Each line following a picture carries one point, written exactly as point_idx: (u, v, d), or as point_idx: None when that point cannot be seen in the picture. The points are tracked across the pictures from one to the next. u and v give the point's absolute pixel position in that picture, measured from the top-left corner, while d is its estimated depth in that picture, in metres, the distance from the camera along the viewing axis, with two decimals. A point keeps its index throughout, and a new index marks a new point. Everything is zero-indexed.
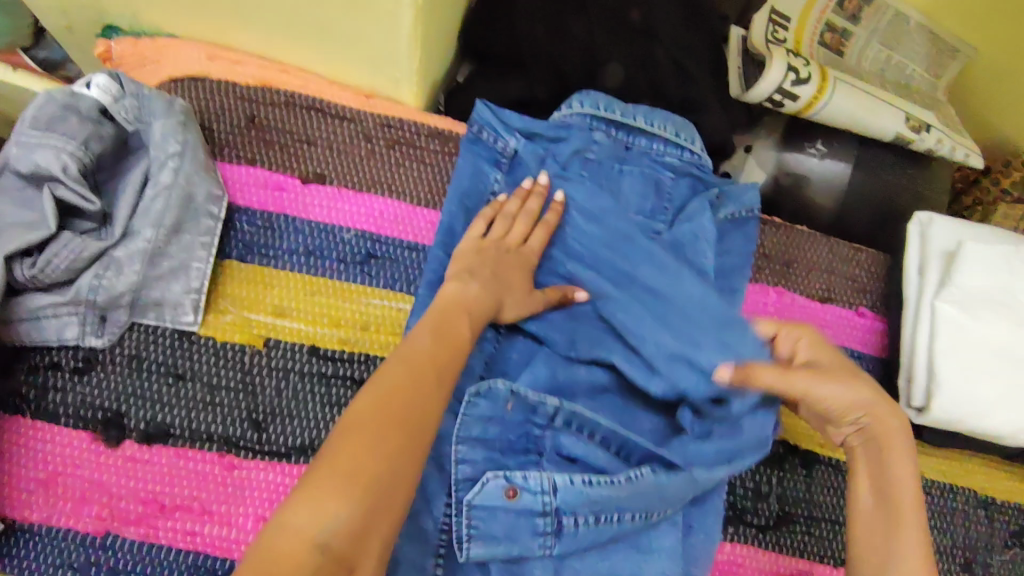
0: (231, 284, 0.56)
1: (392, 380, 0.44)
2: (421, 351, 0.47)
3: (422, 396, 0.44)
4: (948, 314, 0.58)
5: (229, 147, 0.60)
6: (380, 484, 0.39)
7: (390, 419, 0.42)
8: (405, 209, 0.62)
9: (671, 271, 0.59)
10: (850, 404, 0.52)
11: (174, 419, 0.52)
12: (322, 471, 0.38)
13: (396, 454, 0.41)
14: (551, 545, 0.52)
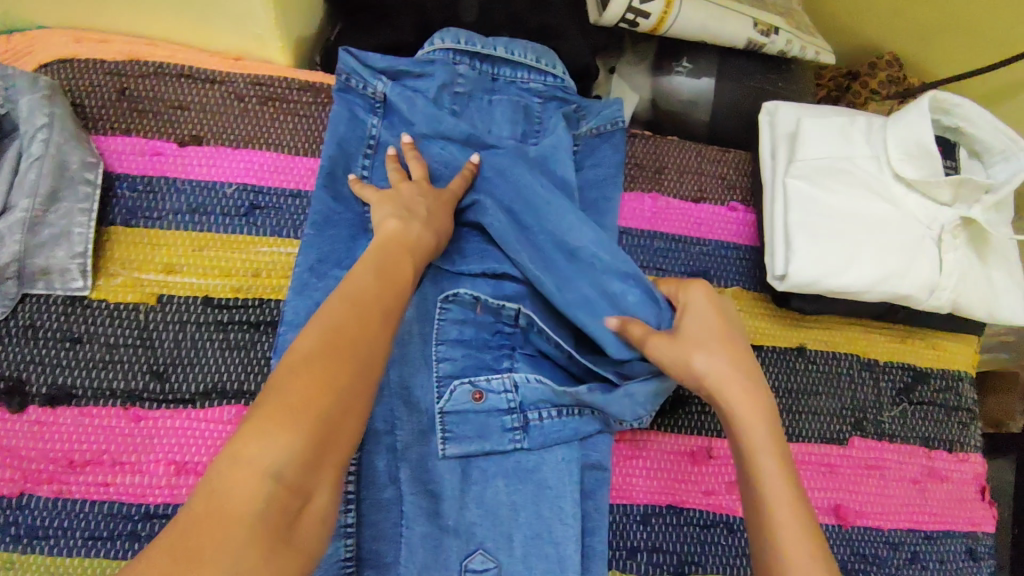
0: (119, 250, 0.60)
1: (340, 323, 0.42)
2: (364, 291, 0.46)
3: (368, 334, 0.43)
4: (797, 188, 0.64)
5: (103, 121, 0.63)
6: (334, 416, 0.39)
7: (344, 356, 0.41)
8: (283, 158, 0.65)
9: (548, 196, 0.63)
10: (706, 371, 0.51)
11: (76, 380, 0.56)
12: (273, 406, 0.37)
13: (353, 388, 0.40)
14: (523, 438, 0.59)
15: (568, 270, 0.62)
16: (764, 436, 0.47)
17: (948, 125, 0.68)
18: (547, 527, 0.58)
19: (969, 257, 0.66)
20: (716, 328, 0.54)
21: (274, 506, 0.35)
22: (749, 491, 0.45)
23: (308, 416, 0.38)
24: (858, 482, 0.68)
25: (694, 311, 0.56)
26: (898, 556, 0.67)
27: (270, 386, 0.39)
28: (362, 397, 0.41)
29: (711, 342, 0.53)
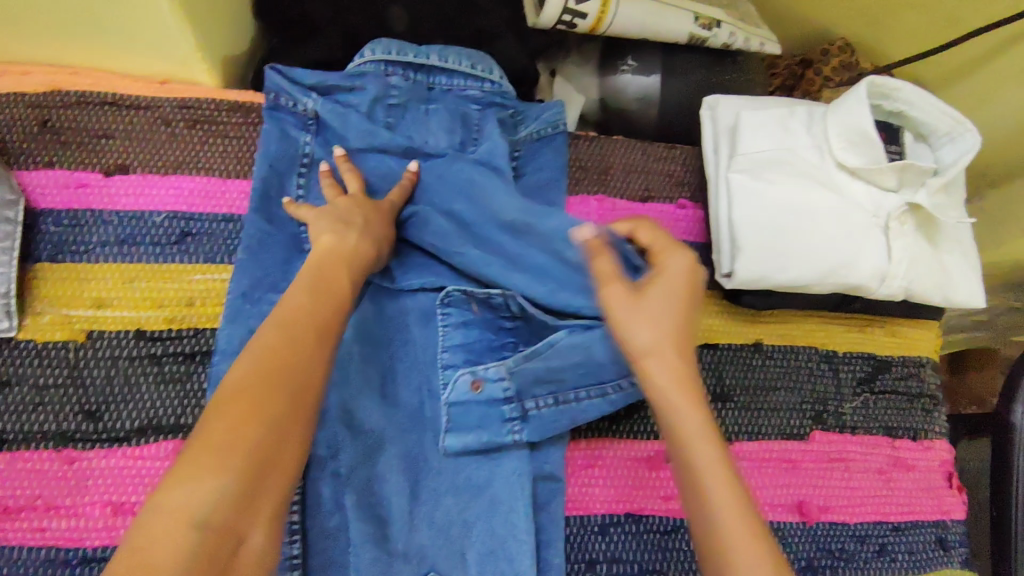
0: (46, 287, 0.58)
1: (269, 353, 0.42)
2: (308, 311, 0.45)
3: (301, 359, 0.42)
4: (742, 184, 0.63)
5: (25, 154, 0.61)
6: (268, 450, 0.38)
7: (276, 384, 0.40)
8: (215, 182, 0.63)
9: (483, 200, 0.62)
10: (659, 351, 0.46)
11: (5, 426, 0.54)
12: (201, 447, 0.37)
13: (286, 418, 0.40)
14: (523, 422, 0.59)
15: (511, 254, 0.62)
16: (700, 429, 0.44)
17: (889, 109, 0.67)
18: (501, 544, 0.56)
19: (920, 242, 0.65)
20: (677, 297, 0.48)
21: (204, 552, 0.35)
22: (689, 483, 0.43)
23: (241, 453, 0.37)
24: (820, 477, 0.67)
25: (666, 274, 0.49)
26: (866, 549, 0.66)
27: (199, 427, 0.38)
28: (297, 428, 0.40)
29: (666, 319, 0.47)
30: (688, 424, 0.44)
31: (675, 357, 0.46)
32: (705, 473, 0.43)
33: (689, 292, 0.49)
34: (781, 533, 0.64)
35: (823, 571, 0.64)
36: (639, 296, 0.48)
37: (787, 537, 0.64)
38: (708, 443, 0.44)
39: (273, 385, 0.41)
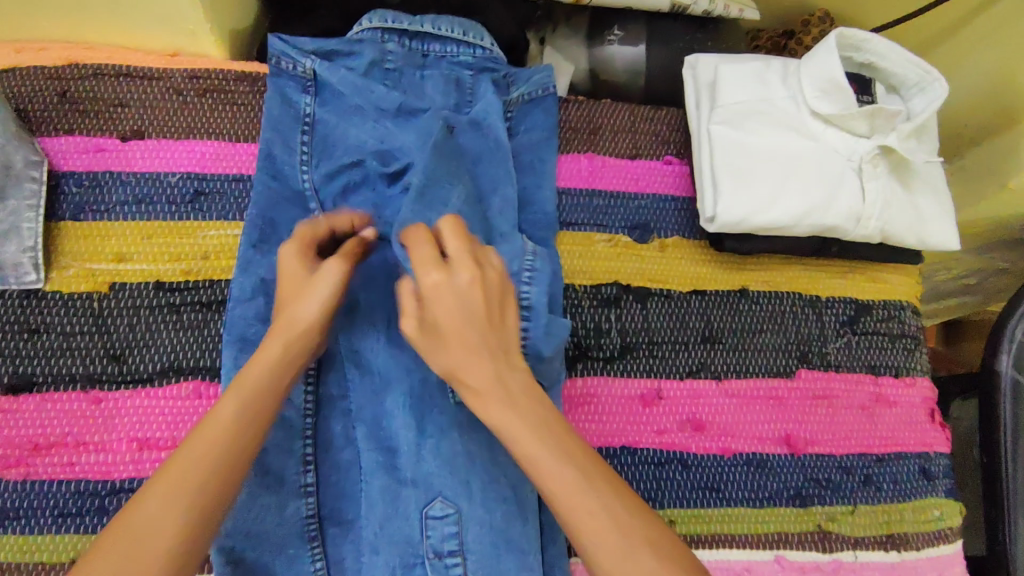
0: (69, 243, 0.61)
1: (196, 451, 0.43)
2: (255, 400, 0.46)
3: (171, 493, 0.41)
4: (720, 132, 0.67)
5: (47, 123, 0.65)
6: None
7: (138, 524, 0.40)
8: (225, 145, 0.67)
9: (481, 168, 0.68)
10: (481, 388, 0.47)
11: (35, 368, 0.58)
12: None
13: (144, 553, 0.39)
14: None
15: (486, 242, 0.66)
16: (532, 440, 0.46)
17: (860, 61, 0.70)
18: (501, 473, 0.59)
19: (893, 185, 0.68)
20: (445, 312, 0.48)
21: None
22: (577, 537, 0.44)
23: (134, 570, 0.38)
24: (807, 412, 0.70)
25: (427, 295, 0.48)
26: (852, 479, 0.69)
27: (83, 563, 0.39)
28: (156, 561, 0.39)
29: (452, 333, 0.48)
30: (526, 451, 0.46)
31: (479, 366, 0.48)
32: (577, 520, 0.44)
33: (456, 302, 0.48)
34: (769, 464, 0.68)
35: (811, 500, 0.68)
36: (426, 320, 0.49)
37: (776, 468, 0.68)
38: (568, 483, 0.44)
39: (138, 525, 0.40)
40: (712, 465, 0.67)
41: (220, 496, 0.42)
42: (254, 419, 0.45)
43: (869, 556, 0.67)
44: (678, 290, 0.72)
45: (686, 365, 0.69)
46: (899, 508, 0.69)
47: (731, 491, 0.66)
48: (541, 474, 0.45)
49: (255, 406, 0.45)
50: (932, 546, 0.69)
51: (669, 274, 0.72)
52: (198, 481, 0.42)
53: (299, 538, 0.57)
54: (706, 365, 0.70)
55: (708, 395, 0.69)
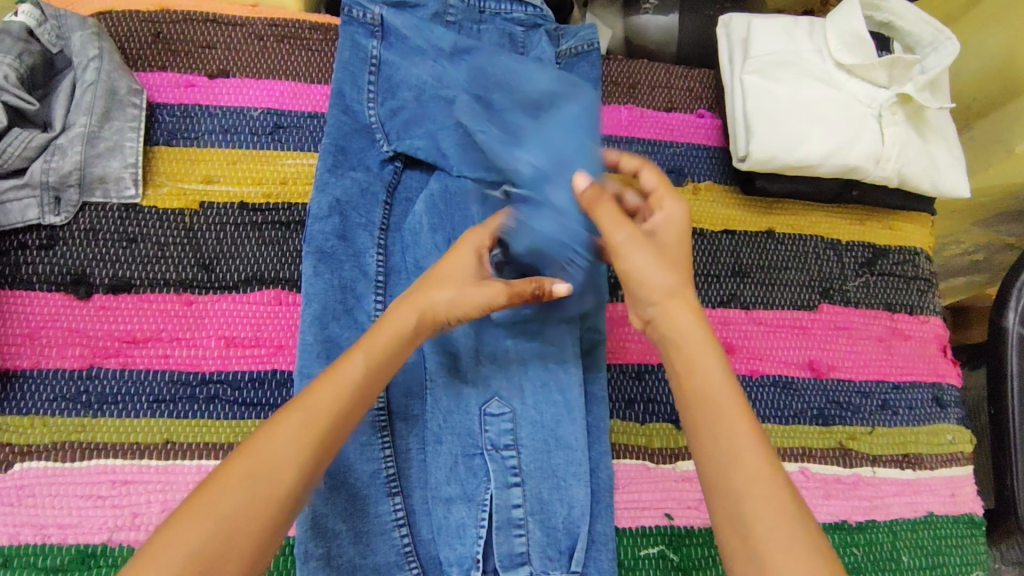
0: (162, 165, 0.68)
1: (321, 403, 0.48)
2: (377, 364, 0.52)
3: (287, 436, 0.46)
4: (752, 80, 0.73)
5: (142, 59, 0.72)
6: (242, 513, 0.43)
7: (262, 457, 0.45)
8: (300, 86, 0.74)
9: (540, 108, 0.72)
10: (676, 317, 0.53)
11: (134, 273, 0.64)
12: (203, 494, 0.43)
13: (266, 483, 0.45)
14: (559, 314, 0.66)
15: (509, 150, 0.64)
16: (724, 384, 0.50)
17: (880, 20, 0.77)
18: (552, 376, 0.65)
19: (910, 132, 0.74)
20: (676, 253, 0.55)
21: None
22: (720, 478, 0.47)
23: (258, 497, 0.44)
24: (828, 340, 0.76)
25: (664, 216, 0.57)
26: (869, 402, 0.75)
27: (213, 473, 0.45)
28: (274, 495, 0.45)
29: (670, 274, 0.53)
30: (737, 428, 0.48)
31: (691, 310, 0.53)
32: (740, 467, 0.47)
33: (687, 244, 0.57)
34: (794, 386, 0.73)
35: (833, 419, 0.73)
36: (660, 253, 0.54)
37: (800, 389, 0.73)
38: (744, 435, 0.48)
39: (255, 455, 0.45)
40: (742, 385, 0.72)
41: (326, 452, 0.48)
42: (370, 383, 0.51)
43: (887, 472, 0.73)
44: (710, 230, 0.78)
45: (717, 295, 0.75)
46: (914, 430, 0.75)
47: (759, 408, 0.72)
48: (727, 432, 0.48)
49: (371, 378, 0.51)
50: (945, 466, 0.74)
51: (702, 215, 0.78)
52: (319, 435, 0.47)
53: (370, 427, 0.62)
54: (736, 297, 0.76)
55: (738, 322, 0.75)
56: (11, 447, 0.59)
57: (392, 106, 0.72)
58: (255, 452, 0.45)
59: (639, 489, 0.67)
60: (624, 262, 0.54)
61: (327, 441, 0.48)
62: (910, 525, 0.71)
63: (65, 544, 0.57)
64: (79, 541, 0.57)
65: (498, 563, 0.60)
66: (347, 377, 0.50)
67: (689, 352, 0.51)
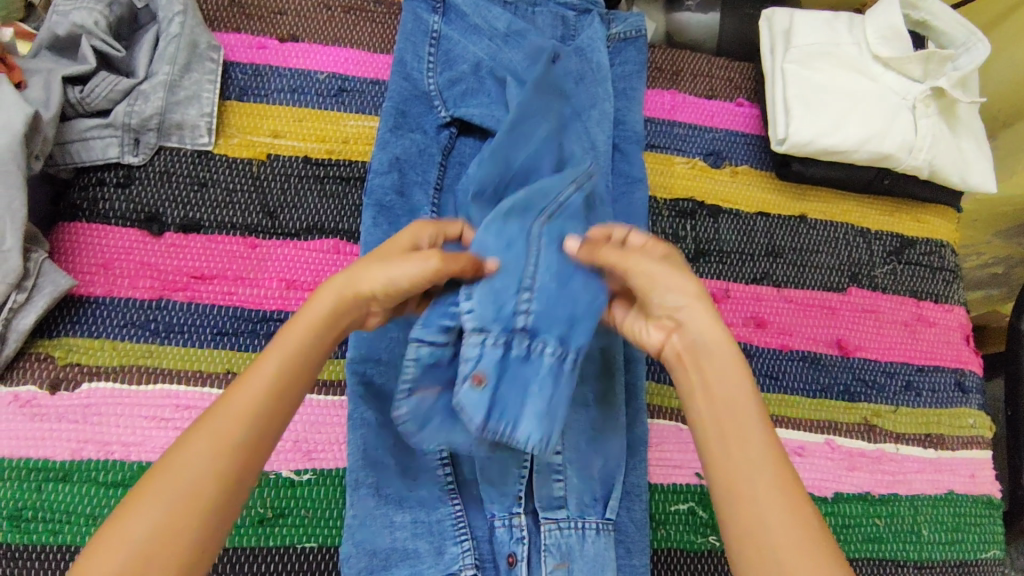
0: (234, 118, 0.72)
1: (233, 410, 0.44)
2: (295, 359, 0.47)
3: (194, 449, 0.42)
4: (792, 69, 0.77)
5: (220, 20, 0.76)
6: (158, 533, 0.39)
7: (169, 475, 0.41)
8: (364, 54, 0.78)
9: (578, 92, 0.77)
10: (698, 329, 0.50)
11: (203, 215, 0.67)
12: (111, 529, 0.39)
13: (180, 499, 0.40)
14: (558, 348, 0.55)
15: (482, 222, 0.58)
16: (748, 407, 0.47)
17: (916, 19, 0.81)
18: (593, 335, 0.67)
19: (942, 126, 0.78)
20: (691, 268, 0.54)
21: None
22: (738, 507, 0.44)
23: (176, 514, 0.40)
24: (857, 321, 0.78)
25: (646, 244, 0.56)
26: (894, 383, 0.77)
27: (121, 505, 0.40)
28: (193, 507, 0.40)
29: (694, 289, 0.52)
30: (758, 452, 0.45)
31: (713, 325, 0.50)
32: (760, 496, 0.44)
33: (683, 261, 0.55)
34: (821, 362, 0.76)
35: (858, 396, 0.75)
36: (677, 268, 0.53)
37: (828, 366, 0.76)
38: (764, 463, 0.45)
39: (161, 477, 0.41)
40: (772, 358, 0.75)
41: (249, 454, 0.43)
42: (292, 380, 0.47)
43: (910, 449, 0.75)
44: (745, 211, 0.81)
45: (751, 273, 0.78)
46: (936, 412, 0.77)
47: (788, 381, 0.74)
48: (748, 458, 0.45)
49: (290, 372, 0.47)
50: (965, 448, 0.76)
51: (738, 197, 0.82)
52: (239, 436, 0.43)
53: None
54: (769, 275, 0.78)
55: (770, 299, 0.77)
56: (79, 367, 0.61)
57: (451, 76, 0.76)
58: (160, 480, 0.41)
59: (670, 449, 0.69)
60: (635, 274, 0.52)
61: (253, 440, 0.44)
62: (930, 500, 0.73)
63: (129, 461, 0.59)
64: (142, 458, 0.59)
65: (538, 503, 0.61)
66: (261, 376, 0.46)
67: (719, 378, 0.48)
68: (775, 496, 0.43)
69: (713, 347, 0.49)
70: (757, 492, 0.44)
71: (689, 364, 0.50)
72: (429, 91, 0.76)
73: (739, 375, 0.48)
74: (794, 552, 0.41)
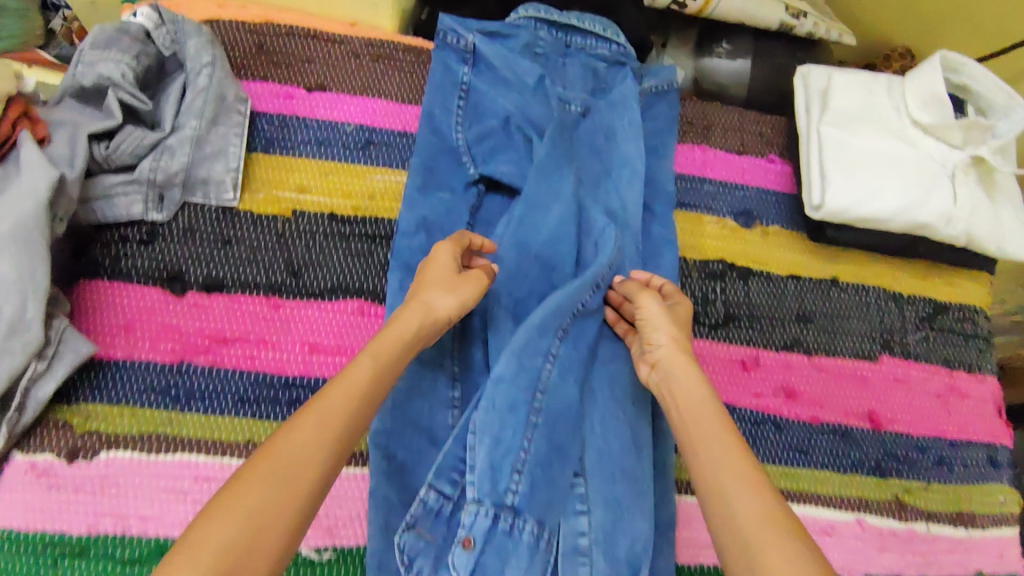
0: (259, 171, 0.70)
1: (336, 403, 0.49)
2: (383, 368, 0.53)
3: (306, 429, 0.47)
4: (829, 133, 0.75)
5: (246, 68, 0.74)
6: (276, 497, 0.43)
7: (284, 449, 0.45)
8: (392, 105, 0.76)
9: (608, 151, 0.76)
10: (669, 356, 0.61)
11: (226, 273, 0.66)
12: (228, 492, 0.43)
13: (294, 473, 0.44)
14: (538, 524, 0.59)
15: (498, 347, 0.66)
16: (711, 411, 0.56)
17: (955, 83, 0.78)
18: (621, 406, 0.65)
19: (981, 195, 0.75)
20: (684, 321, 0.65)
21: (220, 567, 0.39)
22: (707, 489, 0.51)
23: (289, 487, 0.44)
24: (888, 392, 0.77)
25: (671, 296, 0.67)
26: (925, 457, 0.75)
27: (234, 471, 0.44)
28: (303, 480, 0.45)
29: (677, 332, 0.63)
30: (721, 443, 0.53)
31: (683, 354, 0.61)
32: (723, 474, 0.51)
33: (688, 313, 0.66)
34: (852, 436, 0.74)
35: (890, 471, 0.74)
36: (671, 314, 0.64)
37: (859, 439, 0.74)
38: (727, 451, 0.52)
39: (275, 448, 0.45)
40: (802, 430, 0.73)
41: (347, 444, 0.48)
42: (379, 387, 0.52)
43: (941, 529, 0.73)
44: (776, 273, 0.79)
45: (781, 339, 0.76)
46: (967, 489, 0.76)
47: (818, 455, 0.73)
48: (710, 448, 0.53)
49: (380, 379, 0.52)
50: (994, 526, 0.75)
51: (770, 258, 0.80)
52: (334, 434, 0.47)
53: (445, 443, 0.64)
54: (800, 342, 0.77)
55: (801, 368, 0.75)
56: (97, 435, 0.59)
57: (482, 132, 0.75)
58: (273, 454, 0.45)
59: (697, 527, 0.68)
60: (640, 314, 0.64)
61: (344, 440, 0.48)
62: None
63: (146, 537, 0.57)
64: (161, 534, 0.58)
65: None
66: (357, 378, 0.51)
67: (686, 393, 0.58)
68: (734, 471, 0.51)
69: (677, 369, 0.60)
70: (717, 470, 0.51)
71: (664, 390, 0.60)
72: (458, 146, 0.74)
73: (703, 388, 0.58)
74: (755, 516, 0.47)
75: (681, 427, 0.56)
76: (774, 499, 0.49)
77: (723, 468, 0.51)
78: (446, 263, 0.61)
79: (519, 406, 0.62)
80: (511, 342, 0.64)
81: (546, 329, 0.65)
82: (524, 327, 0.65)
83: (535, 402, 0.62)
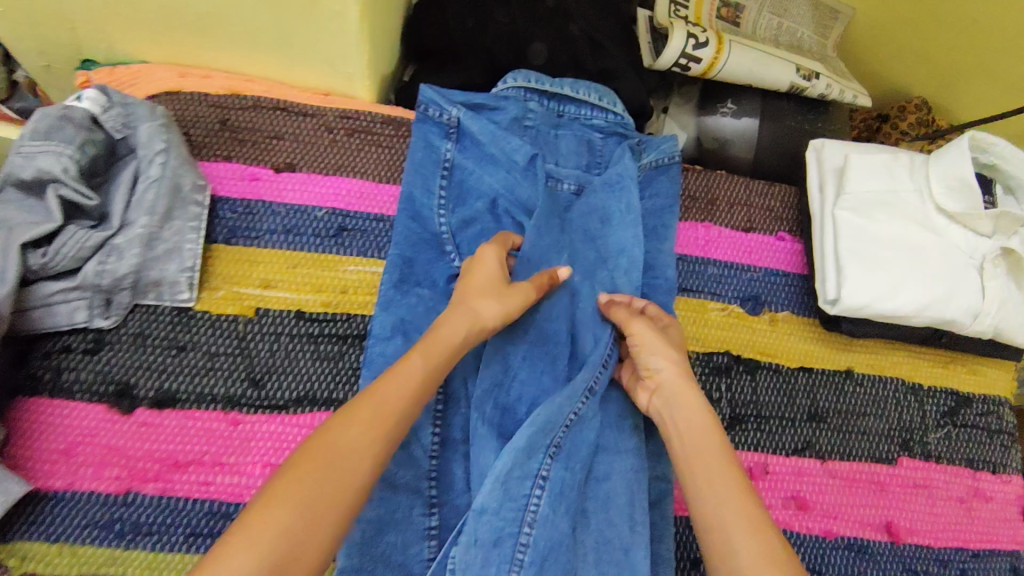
0: (220, 266, 0.64)
1: (389, 394, 0.50)
2: (435, 361, 0.54)
3: (361, 421, 0.48)
4: (845, 218, 0.69)
5: (207, 147, 0.68)
6: (333, 484, 0.44)
7: (339, 439, 0.46)
8: (368, 185, 0.70)
9: (604, 233, 0.69)
10: (669, 378, 0.59)
11: (180, 385, 0.60)
12: (278, 485, 0.44)
13: (350, 462, 0.45)
14: None
15: (480, 467, 0.60)
16: (713, 444, 0.54)
17: (983, 162, 0.72)
18: (617, 535, 0.59)
19: (1011, 287, 0.69)
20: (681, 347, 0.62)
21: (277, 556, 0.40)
22: (704, 526, 0.50)
23: (343, 478, 0.45)
24: (908, 500, 0.71)
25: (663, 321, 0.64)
26: (948, 572, 0.69)
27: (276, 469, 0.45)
28: (358, 469, 0.46)
29: (676, 355, 0.60)
30: (723, 474, 0.52)
31: (685, 381, 0.59)
32: (722, 512, 0.50)
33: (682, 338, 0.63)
34: (869, 551, 0.68)
35: None
36: (665, 338, 0.62)
37: (876, 555, 0.68)
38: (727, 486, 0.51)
39: (325, 442, 0.46)
40: (814, 546, 0.67)
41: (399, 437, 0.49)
42: (432, 382, 0.53)
43: None
44: (786, 365, 0.73)
45: (792, 442, 0.70)
46: None
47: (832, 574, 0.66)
48: (709, 482, 0.52)
49: (432, 373, 0.53)
50: None
51: (779, 349, 0.74)
52: (387, 427, 0.48)
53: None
54: (812, 445, 0.70)
55: (813, 475, 0.69)
56: None
57: (465, 216, 0.68)
58: (327, 445, 0.46)
59: None
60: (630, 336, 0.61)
61: (396, 434, 0.49)
62: None
63: None
64: None
65: None
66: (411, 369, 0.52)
67: (690, 419, 0.56)
68: (734, 510, 0.50)
69: (675, 397, 0.58)
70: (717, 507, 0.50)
71: (662, 420, 0.58)
72: (439, 233, 0.68)
73: (704, 414, 0.56)
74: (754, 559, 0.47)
75: (680, 456, 0.55)
76: (777, 538, 0.48)
77: (724, 503, 0.50)
78: (492, 268, 0.60)
79: (503, 540, 0.56)
80: (495, 466, 0.58)
81: (534, 451, 0.58)
82: (507, 450, 0.58)
83: (521, 538, 0.56)
